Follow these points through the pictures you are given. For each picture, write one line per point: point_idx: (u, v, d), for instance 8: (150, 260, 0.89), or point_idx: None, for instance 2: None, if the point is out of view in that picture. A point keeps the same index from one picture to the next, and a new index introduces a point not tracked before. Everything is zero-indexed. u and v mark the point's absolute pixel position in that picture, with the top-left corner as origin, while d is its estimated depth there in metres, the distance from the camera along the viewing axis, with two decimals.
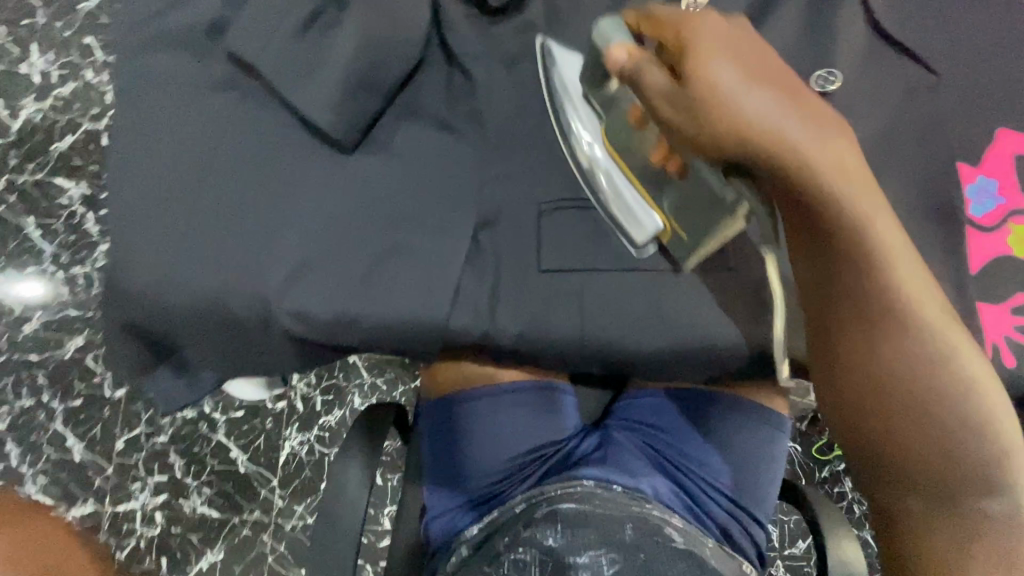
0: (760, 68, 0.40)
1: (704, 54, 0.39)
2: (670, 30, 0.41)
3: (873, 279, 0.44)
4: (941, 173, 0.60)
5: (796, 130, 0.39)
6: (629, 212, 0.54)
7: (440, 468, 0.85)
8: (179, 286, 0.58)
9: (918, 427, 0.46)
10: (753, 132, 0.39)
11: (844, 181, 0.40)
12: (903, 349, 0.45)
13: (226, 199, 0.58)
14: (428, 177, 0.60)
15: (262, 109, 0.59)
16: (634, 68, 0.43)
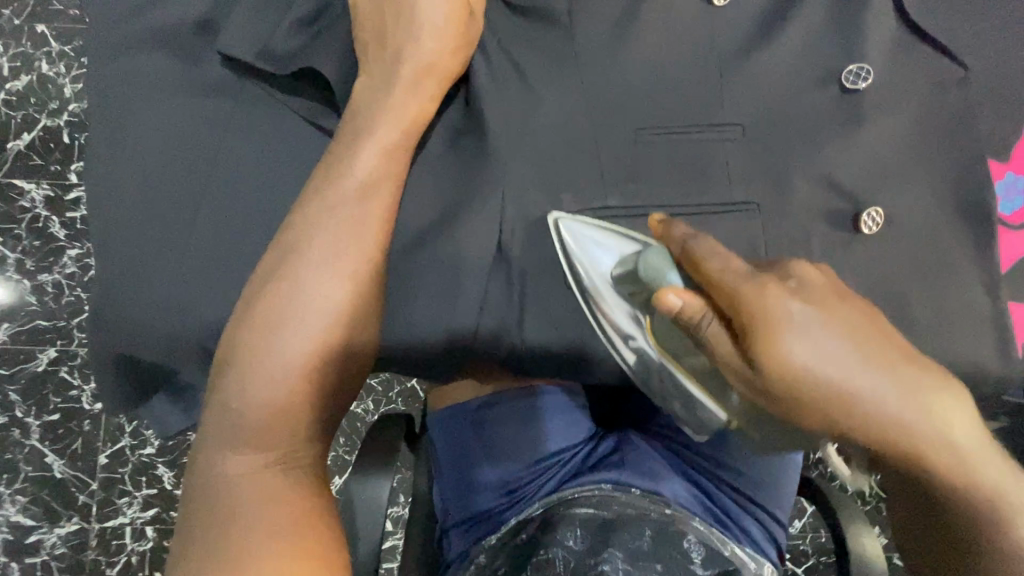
0: (830, 323, 0.43)
1: (766, 291, 0.43)
2: (715, 266, 0.44)
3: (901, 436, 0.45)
4: (970, 172, 0.59)
5: (826, 361, 0.43)
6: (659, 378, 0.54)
7: (453, 474, 0.81)
8: (172, 308, 0.52)
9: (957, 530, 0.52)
10: (767, 339, 0.43)
11: (874, 405, 0.44)
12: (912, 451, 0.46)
13: (224, 212, 0.53)
14: (446, 185, 0.56)
15: (260, 111, 0.54)
16: (699, 319, 0.46)
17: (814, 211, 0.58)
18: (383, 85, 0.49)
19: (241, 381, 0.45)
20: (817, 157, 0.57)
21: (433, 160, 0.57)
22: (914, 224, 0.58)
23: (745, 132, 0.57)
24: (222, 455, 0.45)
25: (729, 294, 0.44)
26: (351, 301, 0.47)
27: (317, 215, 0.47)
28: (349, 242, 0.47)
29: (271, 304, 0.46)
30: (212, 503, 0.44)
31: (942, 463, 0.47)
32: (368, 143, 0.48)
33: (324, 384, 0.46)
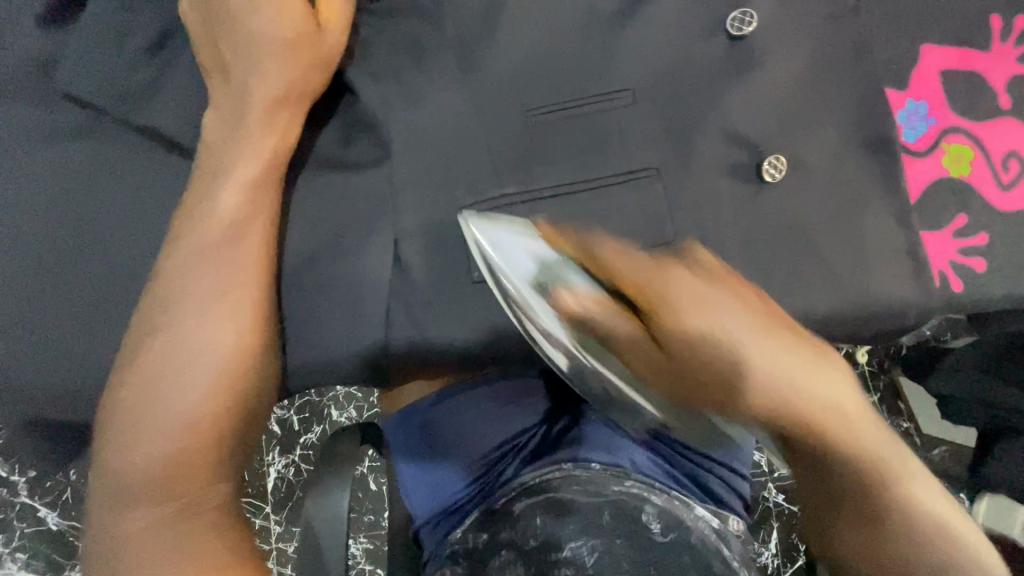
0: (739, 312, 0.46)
1: (671, 283, 0.46)
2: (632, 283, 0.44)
3: (859, 463, 0.51)
4: (872, 104, 0.57)
5: (740, 334, 0.46)
6: (547, 338, 0.47)
7: (416, 473, 0.82)
8: (73, 363, 0.51)
9: (853, 496, 0.53)
10: (670, 319, 0.44)
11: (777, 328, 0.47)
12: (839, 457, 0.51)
13: (109, 260, 0.51)
14: (335, 197, 0.54)
15: (131, 152, 0.52)
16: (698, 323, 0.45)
17: (716, 167, 0.56)
18: (249, 133, 0.48)
19: (127, 434, 0.44)
20: (713, 112, 0.56)
21: (319, 171, 0.55)
22: (821, 166, 0.57)
23: (635, 97, 0.56)
24: (123, 504, 0.45)
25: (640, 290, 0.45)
26: (227, 349, 0.46)
27: (190, 262, 0.46)
28: (220, 286, 0.46)
29: (148, 362, 0.45)
30: (122, 556, 0.44)
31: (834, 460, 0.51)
32: (237, 184, 0.47)
33: (204, 432, 0.45)
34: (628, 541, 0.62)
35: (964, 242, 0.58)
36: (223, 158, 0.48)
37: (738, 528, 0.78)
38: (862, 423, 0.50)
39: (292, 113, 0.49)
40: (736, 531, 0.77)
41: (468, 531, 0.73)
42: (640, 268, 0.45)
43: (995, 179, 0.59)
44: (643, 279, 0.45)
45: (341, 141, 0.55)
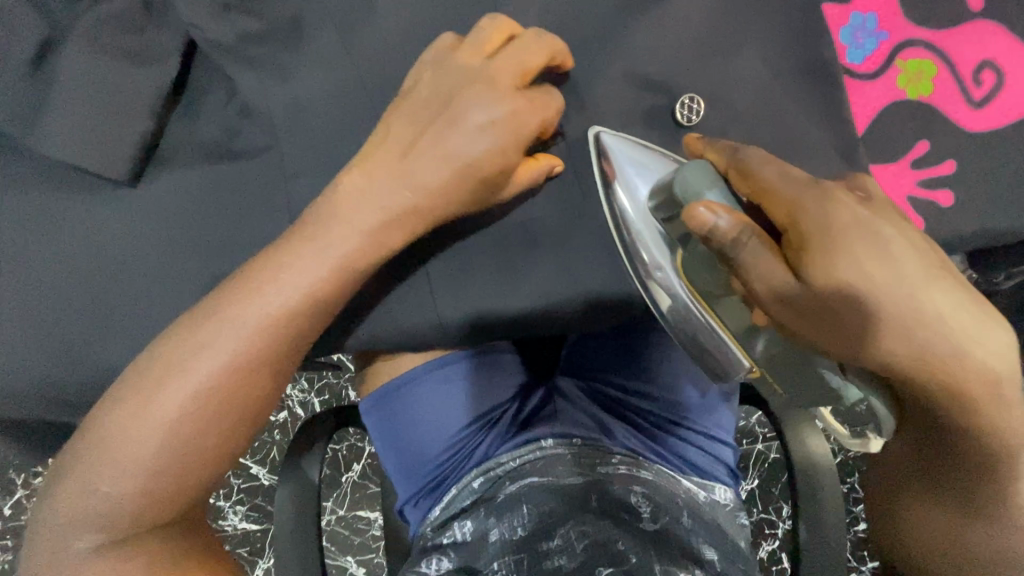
0: (416, 115, 0.46)
1: (381, 151, 0.46)
2: (785, 208, 0.38)
3: (869, 286, 0.37)
4: (797, 28, 0.52)
5: (479, 124, 0.45)
6: (625, 183, 0.50)
7: (392, 456, 0.77)
8: (20, 373, 0.54)
9: (904, 336, 0.37)
10: (448, 133, 0.45)
11: (461, 115, 0.45)
12: (846, 272, 0.37)
13: (38, 268, 0.53)
14: (234, 188, 0.53)
15: (43, 163, 0.54)
16: (734, 238, 0.38)
17: (628, 114, 0.52)
18: (391, 141, 0.46)
19: (131, 417, 0.45)
20: (618, 55, 0.51)
21: (215, 161, 0.54)
22: (744, 102, 0.51)
23: None
24: (102, 488, 0.44)
25: (793, 206, 0.37)
26: (301, 313, 0.46)
27: (331, 220, 0.46)
28: (278, 302, 0.45)
29: (177, 346, 0.46)
30: (88, 538, 0.45)
31: (862, 306, 0.37)
32: (403, 186, 0.46)
33: (206, 425, 0.45)
34: (617, 522, 0.59)
35: (926, 174, 0.60)
36: (400, 176, 0.46)
37: (726, 499, 0.74)
38: (847, 216, 0.37)
39: (460, 169, 0.46)
40: (723, 503, 0.73)
41: (450, 517, 0.70)
42: (448, 85, 0.46)
43: (961, 97, 0.61)
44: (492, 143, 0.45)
45: (225, 126, 0.54)
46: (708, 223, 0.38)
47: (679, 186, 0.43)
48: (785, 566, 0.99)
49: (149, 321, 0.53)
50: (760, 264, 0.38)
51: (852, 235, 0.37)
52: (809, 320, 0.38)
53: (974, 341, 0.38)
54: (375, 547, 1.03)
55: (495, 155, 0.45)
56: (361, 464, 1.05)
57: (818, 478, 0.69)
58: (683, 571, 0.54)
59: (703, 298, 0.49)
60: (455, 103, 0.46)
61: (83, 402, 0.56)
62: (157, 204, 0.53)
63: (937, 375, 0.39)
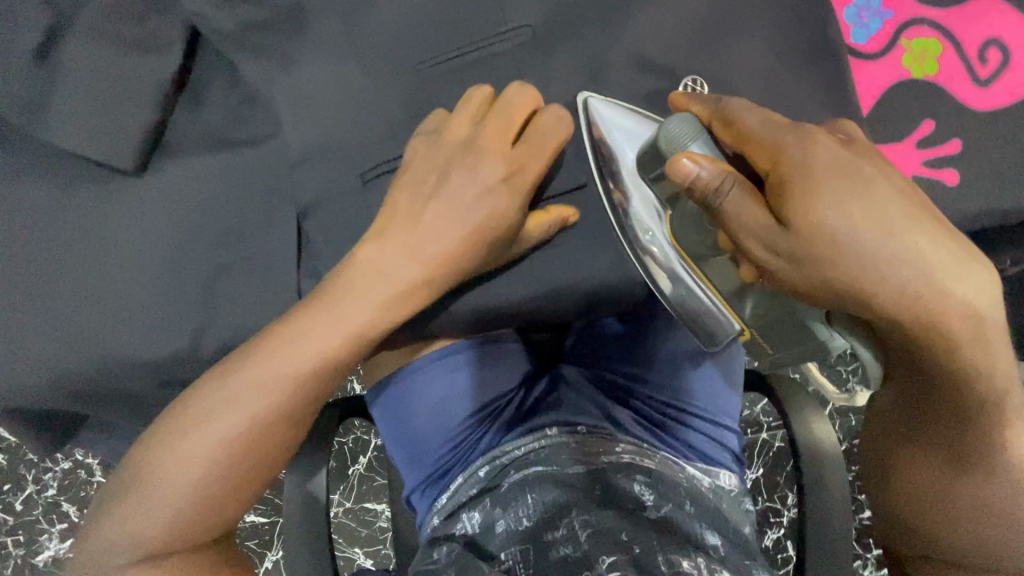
0: (412, 196, 0.47)
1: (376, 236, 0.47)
2: (767, 153, 0.37)
3: (857, 229, 0.35)
4: (799, 8, 0.52)
5: (473, 216, 0.46)
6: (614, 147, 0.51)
7: (399, 448, 0.77)
8: (32, 364, 0.55)
9: (897, 280, 0.36)
10: (440, 224, 0.46)
11: (458, 207, 0.46)
12: (831, 218, 0.35)
13: (46, 260, 0.54)
14: (239, 177, 0.54)
15: (50, 155, 0.54)
16: (716, 185, 0.38)
17: (630, 98, 0.52)
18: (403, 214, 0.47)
19: (175, 448, 0.46)
20: (619, 39, 0.52)
21: (219, 150, 0.54)
22: (746, 83, 0.51)
23: (535, 32, 0.52)
24: (144, 509, 0.45)
25: (773, 149, 0.37)
26: (305, 386, 0.46)
27: (324, 307, 0.47)
28: (305, 362, 0.46)
29: (209, 391, 0.47)
30: (124, 560, 0.45)
31: (850, 252, 0.36)
32: (393, 276, 0.46)
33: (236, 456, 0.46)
34: (620, 511, 0.59)
35: (931, 153, 0.60)
36: (402, 255, 0.46)
37: (730, 485, 0.74)
38: (828, 159, 0.36)
39: (447, 263, 0.46)
40: (728, 489, 0.73)
41: (456, 506, 0.70)
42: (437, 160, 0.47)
43: (967, 76, 0.61)
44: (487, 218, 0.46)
45: (228, 116, 0.54)
46: (690, 174, 0.38)
47: (663, 138, 0.42)
48: (790, 554, 0.99)
49: (157, 310, 0.54)
50: (743, 209, 0.37)
51: (837, 178, 0.36)
52: (798, 267, 0.37)
53: (959, 281, 0.36)
54: (383, 539, 1.04)
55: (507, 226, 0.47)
56: (367, 456, 1.05)
57: (821, 461, 0.69)
58: (684, 558, 0.53)
59: (693, 264, 0.52)
60: (455, 192, 0.46)
61: (95, 393, 0.57)
62: (162, 194, 0.54)
63: (923, 317, 0.37)
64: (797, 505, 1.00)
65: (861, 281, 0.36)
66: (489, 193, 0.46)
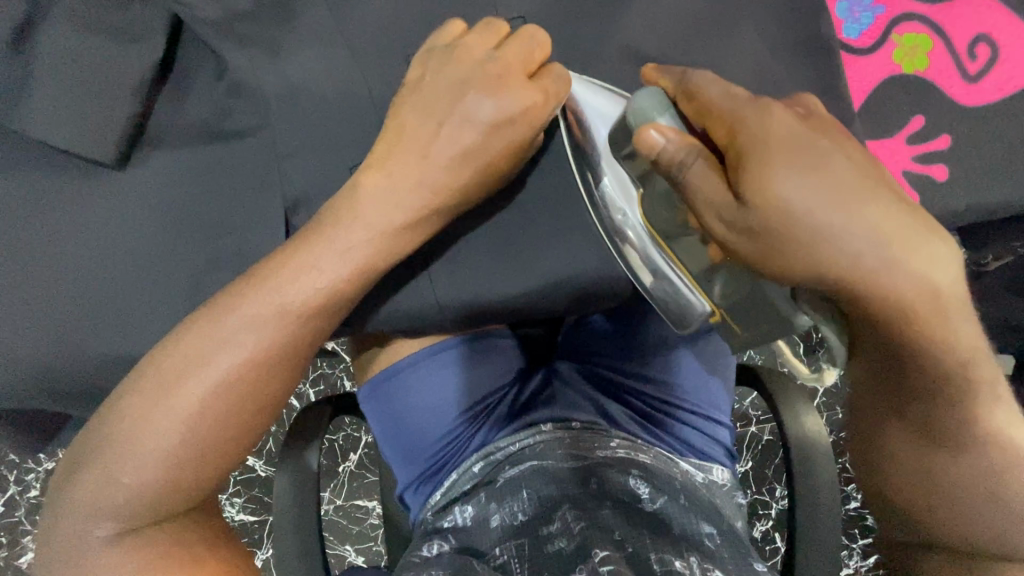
0: (415, 109, 0.46)
1: (385, 151, 0.46)
2: (722, 126, 0.36)
3: (806, 200, 0.33)
4: (795, 2, 0.52)
5: (489, 117, 0.45)
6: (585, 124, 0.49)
7: (392, 443, 0.77)
8: (12, 362, 0.53)
9: (853, 256, 0.34)
10: (458, 130, 0.45)
11: (473, 112, 0.45)
12: (782, 192, 0.33)
13: (25, 257, 0.52)
14: (225, 172, 0.52)
15: (28, 148, 0.52)
16: (680, 159, 0.36)
17: (625, 92, 0.52)
18: (409, 135, 0.46)
19: (143, 407, 0.44)
20: (614, 34, 0.51)
21: (205, 145, 0.53)
22: (740, 77, 0.51)
23: (528, 24, 0.51)
24: (118, 473, 0.44)
25: (729, 120, 0.36)
26: (294, 321, 0.45)
27: (336, 231, 0.46)
28: (295, 297, 0.45)
29: (191, 338, 0.45)
30: (106, 526, 0.44)
31: (800, 223, 0.34)
32: (413, 186, 0.45)
33: (214, 426, 0.45)
34: (616, 507, 0.59)
35: (921, 150, 0.61)
36: (416, 170, 0.46)
37: (723, 480, 0.75)
38: (782, 128, 0.34)
39: (468, 172, 0.46)
40: (721, 483, 0.74)
41: (450, 501, 0.70)
42: (453, 79, 0.45)
43: (957, 71, 0.61)
44: (507, 125, 0.45)
45: (215, 109, 0.52)
46: (655, 147, 0.38)
47: (627, 112, 0.41)
48: (778, 546, 1.00)
49: (141, 307, 0.52)
50: (705, 181, 0.36)
51: (789, 147, 0.34)
52: (756, 242, 0.35)
53: (914, 251, 0.34)
54: (373, 536, 1.03)
55: (517, 125, 0.45)
56: (357, 454, 1.05)
57: (811, 453, 0.70)
58: (677, 559, 0.53)
59: (662, 242, 0.44)
60: (467, 99, 0.45)
61: (76, 393, 0.56)
62: (147, 189, 0.52)
63: (882, 286, 0.35)
64: (786, 497, 1.01)
65: (814, 257, 0.34)
66: (504, 97, 0.45)
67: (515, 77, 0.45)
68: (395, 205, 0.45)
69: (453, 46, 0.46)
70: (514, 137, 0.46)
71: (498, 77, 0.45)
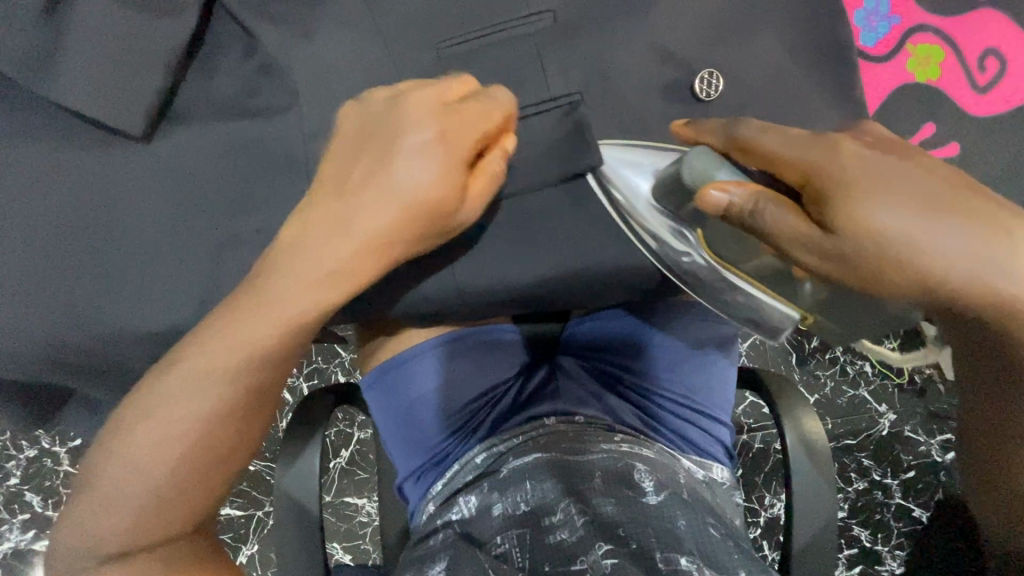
0: (345, 159, 0.46)
1: (320, 208, 0.45)
2: (798, 168, 0.39)
3: (896, 227, 0.37)
4: (815, 10, 0.53)
5: (409, 158, 0.43)
6: (623, 180, 0.52)
7: (394, 435, 0.77)
8: (19, 331, 0.53)
9: (942, 265, 0.37)
10: (377, 177, 0.44)
11: (392, 154, 0.44)
12: (870, 218, 0.37)
13: (42, 224, 0.52)
14: (248, 150, 0.52)
15: (51, 117, 0.52)
16: (750, 206, 0.41)
17: (649, 89, 0.53)
18: (331, 183, 0.45)
19: (130, 444, 0.46)
20: (640, 32, 0.52)
21: (229, 121, 0.53)
22: (758, 81, 0.53)
23: (557, 18, 0.52)
24: (123, 509, 0.46)
25: (807, 167, 0.39)
26: (263, 358, 0.46)
27: (275, 284, 0.45)
28: (259, 334, 0.45)
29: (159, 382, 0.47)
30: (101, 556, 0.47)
31: (892, 236, 0.37)
32: (346, 233, 0.44)
33: (202, 458, 0.47)
34: (619, 503, 0.59)
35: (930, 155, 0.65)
36: (342, 220, 0.44)
37: (722, 478, 0.76)
38: (860, 160, 0.38)
39: (407, 213, 0.44)
40: (720, 481, 0.75)
41: (452, 492, 0.70)
42: (378, 123, 0.45)
43: (968, 83, 0.66)
44: (428, 169, 0.43)
45: (241, 86, 0.53)
46: (722, 202, 0.42)
47: (686, 172, 0.45)
48: (766, 555, 1.01)
49: (152, 285, 0.52)
50: (782, 222, 0.40)
51: (870, 176, 0.38)
52: (836, 266, 0.40)
53: (1003, 256, 0.37)
54: (362, 534, 1.02)
55: (438, 170, 0.43)
56: (349, 450, 1.04)
57: (809, 456, 0.71)
58: (682, 556, 0.53)
59: (727, 262, 0.51)
60: (389, 140, 0.44)
61: (82, 367, 0.55)
62: (169, 163, 0.52)
63: (977, 288, 0.38)
64: (775, 505, 1.02)
65: (900, 271, 0.38)
66: (427, 136, 0.43)
67: (436, 113, 0.43)
68: (329, 251, 0.45)
69: (367, 100, 0.46)
70: (440, 173, 0.43)
71: (416, 118, 0.43)
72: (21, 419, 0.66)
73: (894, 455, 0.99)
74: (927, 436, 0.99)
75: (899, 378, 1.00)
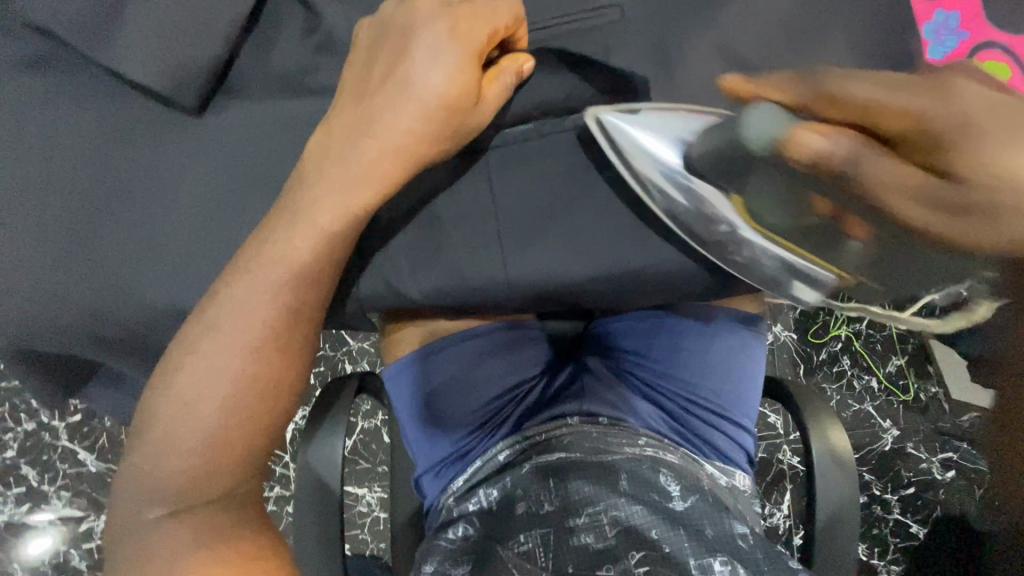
0: (364, 73, 0.47)
1: (343, 124, 0.47)
2: (897, 112, 0.27)
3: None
4: (884, 21, 0.53)
5: (424, 57, 0.44)
6: (640, 148, 0.48)
7: (414, 429, 0.75)
8: (52, 298, 0.52)
9: None
10: (396, 87, 0.45)
11: (409, 58, 0.45)
12: (999, 170, 0.25)
13: (84, 191, 0.51)
14: (297, 126, 0.51)
15: (100, 83, 0.51)
16: (842, 164, 0.30)
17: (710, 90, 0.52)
18: (350, 95, 0.47)
19: (174, 396, 0.47)
20: (707, 32, 0.52)
21: (281, 97, 0.51)
22: None
23: (624, 14, 0.52)
24: (172, 461, 0.47)
25: (915, 109, 0.26)
26: (297, 289, 0.47)
27: (312, 191, 0.47)
28: (293, 267, 0.47)
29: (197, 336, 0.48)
30: (156, 510, 0.47)
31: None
32: (372, 140, 0.46)
33: (248, 410, 0.48)
34: (647, 507, 0.58)
35: None
36: (366, 127, 0.46)
37: (744, 486, 0.75)
38: (981, 91, 0.26)
39: (426, 118, 0.45)
40: (743, 489, 0.74)
41: (474, 487, 0.69)
42: (398, 36, 0.46)
43: None
44: (446, 72, 0.44)
45: (296, 62, 0.51)
46: (812, 155, 0.31)
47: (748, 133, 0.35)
48: None
49: (189, 263, 0.51)
50: (883, 177, 0.29)
51: (1000, 108, 0.25)
52: (943, 234, 0.28)
53: None
54: (362, 523, 1.02)
55: (456, 78, 0.44)
56: (353, 439, 1.03)
57: (833, 470, 0.71)
58: (714, 559, 0.54)
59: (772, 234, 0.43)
60: (406, 48, 0.45)
61: (110, 339, 0.54)
62: (217, 137, 0.51)
63: None
64: (775, 514, 1.02)
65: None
66: (444, 39, 0.44)
67: (445, 11, 0.45)
68: (353, 160, 0.46)
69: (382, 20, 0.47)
70: (454, 76, 0.44)
71: (433, 20, 0.44)
72: (36, 388, 0.64)
73: (895, 472, 0.99)
74: (929, 453, 0.99)
75: (905, 396, 1.01)
